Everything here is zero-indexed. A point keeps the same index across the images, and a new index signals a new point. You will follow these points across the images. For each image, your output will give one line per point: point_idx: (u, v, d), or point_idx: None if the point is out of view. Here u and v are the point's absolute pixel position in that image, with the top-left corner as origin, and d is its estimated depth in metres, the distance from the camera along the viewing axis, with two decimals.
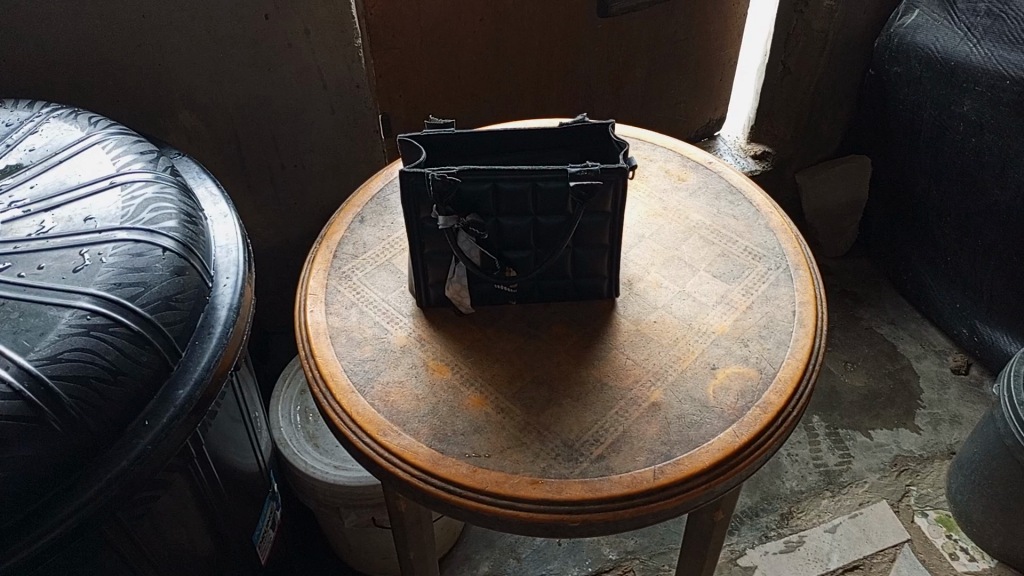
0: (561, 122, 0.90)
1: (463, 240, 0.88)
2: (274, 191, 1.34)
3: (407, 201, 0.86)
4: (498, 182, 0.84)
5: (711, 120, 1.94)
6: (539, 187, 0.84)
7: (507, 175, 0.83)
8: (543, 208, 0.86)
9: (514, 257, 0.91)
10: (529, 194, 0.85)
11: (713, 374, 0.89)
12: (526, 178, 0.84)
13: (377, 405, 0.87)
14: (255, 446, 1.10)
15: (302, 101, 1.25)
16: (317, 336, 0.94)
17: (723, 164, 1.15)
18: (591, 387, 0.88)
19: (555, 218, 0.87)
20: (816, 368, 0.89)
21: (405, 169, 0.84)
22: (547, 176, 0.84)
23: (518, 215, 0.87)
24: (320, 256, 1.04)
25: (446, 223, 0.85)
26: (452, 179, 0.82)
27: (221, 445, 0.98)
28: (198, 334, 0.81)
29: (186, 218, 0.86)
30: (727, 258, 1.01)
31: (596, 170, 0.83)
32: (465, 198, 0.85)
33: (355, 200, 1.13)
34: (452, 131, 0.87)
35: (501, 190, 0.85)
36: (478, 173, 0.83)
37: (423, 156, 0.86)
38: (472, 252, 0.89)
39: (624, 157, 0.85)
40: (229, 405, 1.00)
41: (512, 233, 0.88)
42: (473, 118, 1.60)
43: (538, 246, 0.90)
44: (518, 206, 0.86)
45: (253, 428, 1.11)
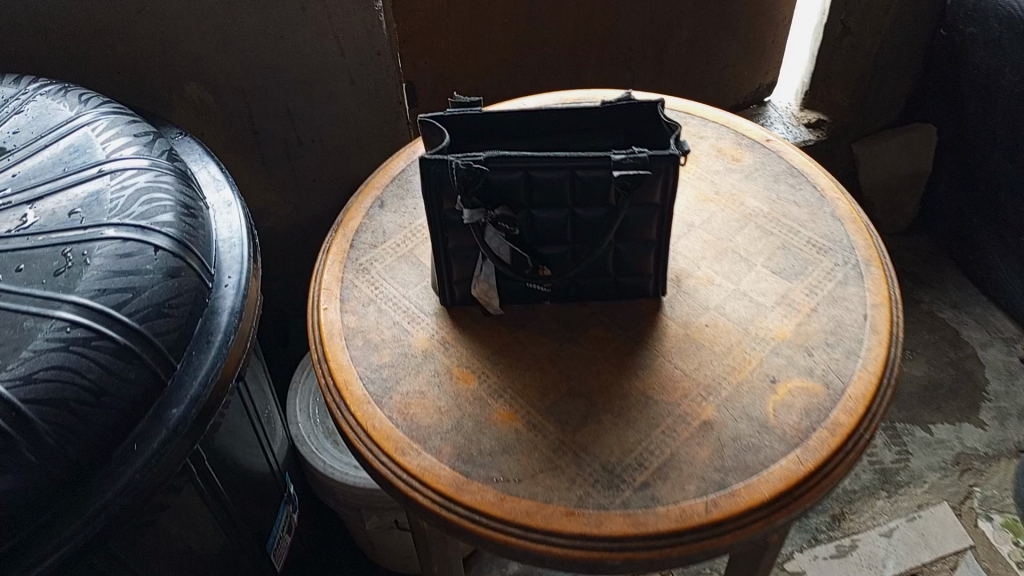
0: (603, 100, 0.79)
1: (492, 237, 0.78)
2: (290, 167, 1.25)
3: (427, 191, 0.76)
4: (531, 170, 0.74)
5: (760, 86, 1.79)
6: (578, 176, 0.74)
7: (541, 163, 0.73)
8: (583, 198, 0.76)
9: (549, 252, 0.81)
10: (567, 183, 0.74)
11: (773, 389, 0.79)
12: (564, 167, 0.73)
13: (395, 418, 0.78)
14: (267, 449, 1.03)
15: (318, 70, 1.15)
16: (331, 339, 0.85)
17: (782, 142, 1.03)
18: (634, 402, 0.78)
19: (596, 209, 0.77)
20: (890, 382, 0.78)
21: (425, 156, 0.74)
22: (587, 164, 0.73)
23: (554, 207, 0.77)
24: (335, 246, 0.95)
25: (472, 218, 0.75)
26: (479, 168, 0.72)
27: (228, 454, 0.90)
28: (195, 343, 0.72)
29: (184, 210, 0.77)
30: (788, 251, 0.90)
31: (643, 157, 0.71)
32: (495, 188, 0.75)
33: (375, 183, 1.03)
34: (478, 111, 0.77)
35: (535, 179, 0.74)
36: (509, 161, 0.73)
37: (445, 139, 0.76)
38: (501, 250, 0.79)
39: (675, 140, 0.73)
40: (236, 409, 0.93)
41: (547, 227, 0.78)
42: (504, 85, 1.48)
43: (576, 241, 0.80)
44: (554, 196, 0.76)
45: (265, 429, 1.03)
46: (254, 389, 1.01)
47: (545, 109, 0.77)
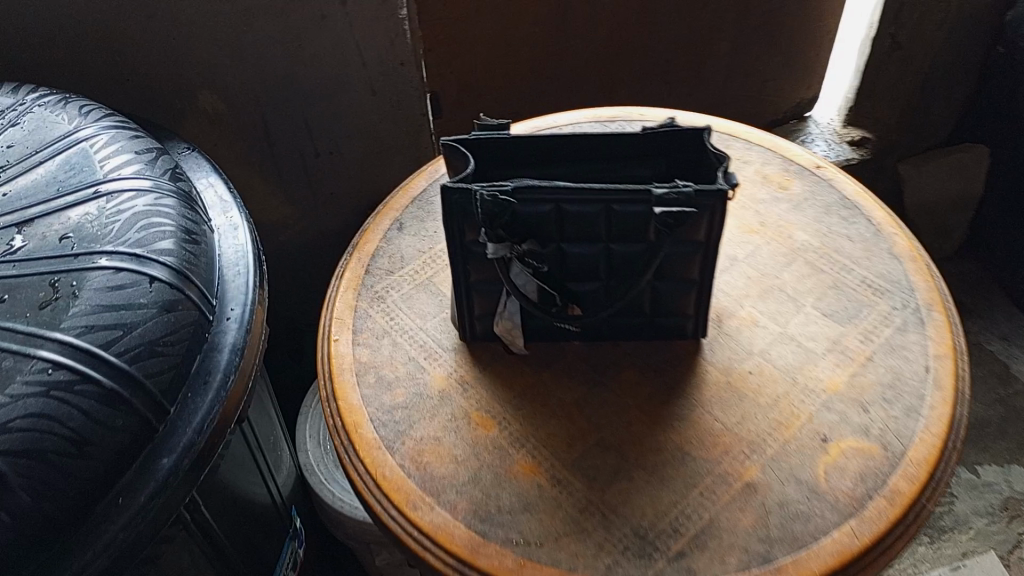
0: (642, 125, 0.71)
1: (517, 273, 0.71)
2: (307, 179, 1.18)
3: (448, 220, 0.70)
4: (562, 202, 0.67)
5: (802, 99, 1.70)
6: (614, 210, 0.66)
7: (574, 195, 0.66)
8: (619, 234, 0.68)
9: (579, 290, 0.73)
10: (602, 216, 0.67)
11: (824, 449, 0.71)
12: (598, 200, 0.66)
13: (407, 468, 0.72)
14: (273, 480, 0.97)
15: (337, 79, 1.09)
16: (342, 375, 0.79)
17: (834, 170, 0.95)
18: (669, 457, 0.71)
19: (632, 245, 0.69)
20: (955, 447, 0.71)
21: (449, 184, 0.67)
22: (625, 198, 0.65)
23: (587, 242, 0.69)
24: (349, 270, 0.88)
25: (495, 252, 0.68)
26: (505, 201, 0.66)
27: (230, 491, 0.84)
28: (192, 384, 0.66)
29: (184, 236, 0.70)
30: (840, 291, 0.82)
31: (687, 192, 0.64)
32: (521, 221, 0.68)
33: (394, 203, 0.96)
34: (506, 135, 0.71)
35: (566, 212, 0.67)
36: (538, 191, 0.66)
37: (470, 164, 0.70)
38: (528, 288, 0.72)
39: (723, 174, 0.66)
40: (241, 441, 0.86)
41: (578, 263, 0.71)
42: (534, 96, 1.42)
43: (610, 278, 0.72)
44: (587, 229, 0.68)
45: (273, 459, 0.97)
46: (262, 415, 0.95)
47: (576, 135, 0.71)
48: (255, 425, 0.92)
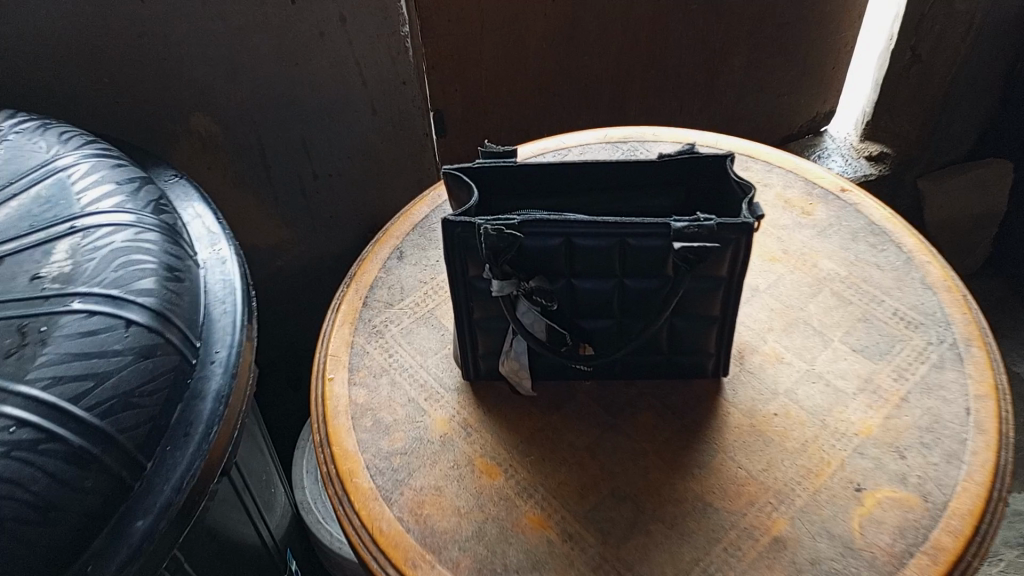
0: (658, 154, 0.68)
1: (525, 311, 0.66)
2: (305, 202, 1.13)
3: (449, 254, 0.65)
4: (572, 236, 0.63)
5: (818, 113, 1.65)
6: (628, 244, 0.62)
7: (585, 228, 0.62)
8: (634, 269, 0.64)
9: (591, 327, 0.69)
10: (615, 252, 0.63)
11: (858, 499, 0.65)
12: (612, 234, 0.62)
13: (406, 521, 0.66)
14: (269, 519, 0.91)
15: (337, 101, 1.04)
16: (337, 418, 0.74)
17: (860, 194, 0.90)
18: (690, 509, 0.66)
19: (646, 280, 0.65)
20: (1002, 494, 0.65)
21: (450, 218, 0.63)
22: (641, 231, 0.61)
23: (599, 277, 0.65)
24: (346, 303, 0.83)
25: (501, 290, 0.64)
26: (511, 236, 0.61)
27: (220, 533, 0.79)
28: (171, 436, 0.61)
29: (166, 274, 0.66)
30: (870, 324, 0.77)
31: (709, 226, 0.60)
32: (529, 254, 0.64)
33: (394, 230, 0.91)
34: (512, 162, 0.67)
35: (577, 247, 0.63)
36: (547, 225, 0.62)
37: (474, 194, 0.66)
38: (537, 327, 0.67)
39: (747, 206, 0.61)
40: (235, 478, 0.81)
41: (590, 300, 0.67)
42: (542, 113, 1.37)
43: (624, 315, 0.68)
44: (599, 264, 0.64)
45: (269, 497, 0.92)
46: (258, 451, 0.90)
47: (588, 164, 0.67)
48: (249, 461, 0.87)
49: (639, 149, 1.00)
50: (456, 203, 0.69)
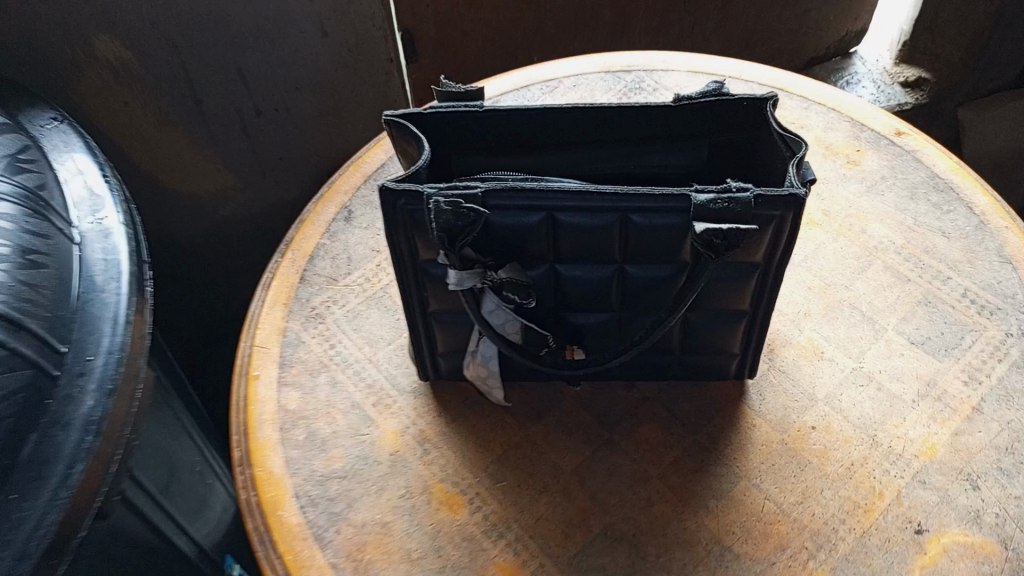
0: (676, 96, 0.55)
1: (493, 309, 0.52)
2: (249, 142, 0.94)
3: (391, 232, 0.49)
4: (556, 211, 0.47)
5: (848, 33, 1.44)
6: (631, 223, 0.47)
7: (573, 200, 0.47)
8: (639, 254, 0.49)
9: (583, 324, 0.54)
10: (614, 233, 0.48)
11: (919, 545, 0.50)
12: (611, 209, 0.47)
13: (343, 571, 0.52)
14: (205, 520, 0.77)
15: (279, 20, 0.84)
16: (261, 429, 0.58)
17: (918, 141, 0.73)
18: (703, 555, 0.51)
19: (655, 268, 0.50)
20: None
21: (389, 185, 0.47)
22: (651, 205, 0.46)
23: (593, 263, 0.50)
24: (279, 278, 0.67)
25: (460, 282, 0.48)
26: (471, 214, 0.45)
27: (142, 538, 0.63)
28: (19, 479, 0.46)
29: (16, 261, 0.50)
30: (933, 308, 0.62)
31: (744, 199, 0.45)
32: (498, 236, 0.48)
33: (341, 184, 0.74)
34: (482, 108, 0.53)
35: (562, 225, 0.48)
36: (522, 196, 0.47)
37: (426, 149, 0.50)
38: (509, 328, 0.53)
39: (793, 171, 0.47)
40: (154, 485, 0.66)
41: (580, 291, 0.52)
42: (530, 34, 1.17)
43: (623, 309, 0.53)
44: (593, 246, 0.49)
45: (201, 498, 0.77)
46: (184, 438, 0.76)
47: (592, 107, 0.54)
48: (172, 452, 0.73)
49: (645, 82, 0.83)
50: (406, 161, 0.55)
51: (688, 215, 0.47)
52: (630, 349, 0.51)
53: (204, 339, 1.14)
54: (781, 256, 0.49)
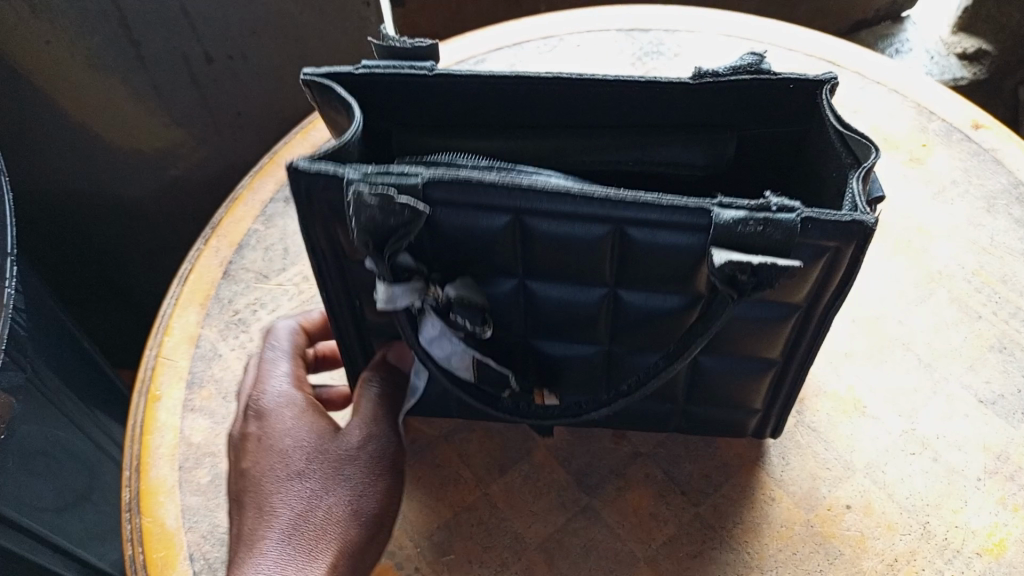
0: (696, 70, 0.42)
1: (434, 337, 0.39)
2: (200, 93, 0.81)
3: (307, 226, 0.37)
4: (525, 214, 0.35)
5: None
6: (628, 236, 0.34)
7: (548, 200, 0.34)
8: (637, 277, 0.37)
9: (559, 356, 0.42)
10: (604, 248, 0.35)
11: None
12: (601, 218, 0.34)
13: None
14: (87, 526, 0.66)
15: None
16: (157, 465, 0.47)
17: (996, 138, 0.60)
18: None
19: (658, 297, 0.37)
20: None
21: (299, 163, 0.34)
22: (655, 215, 0.34)
23: (574, 283, 0.38)
24: (199, 272, 0.55)
25: (394, 301, 0.36)
26: (406, 211, 0.33)
27: None
28: None
29: None
30: (1007, 359, 0.49)
31: (790, 220, 0.32)
32: (448, 240, 0.36)
33: (283, 156, 0.62)
34: (430, 74, 0.42)
35: (535, 234, 0.35)
36: (479, 191, 0.34)
37: (355, 116, 0.39)
38: (457, 362, 0.40)
39: (856, 184, 0.35)
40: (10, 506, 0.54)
41: (559, 316, 0.39)
42: None
43: (613, 344, 0.41)
44: (574, 264, 0.36)
45: (85, 502, 0.66)
46: (79, 441, 0.65)
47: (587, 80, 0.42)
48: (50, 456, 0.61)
49: (664, 45, 0.69)
50: (338, 133, 0.44)
51: (704, 232, 0.34)
52: (616, 399, 0.38)
53: (148, 309, 1.01)
54: (830, 298, 0.36)
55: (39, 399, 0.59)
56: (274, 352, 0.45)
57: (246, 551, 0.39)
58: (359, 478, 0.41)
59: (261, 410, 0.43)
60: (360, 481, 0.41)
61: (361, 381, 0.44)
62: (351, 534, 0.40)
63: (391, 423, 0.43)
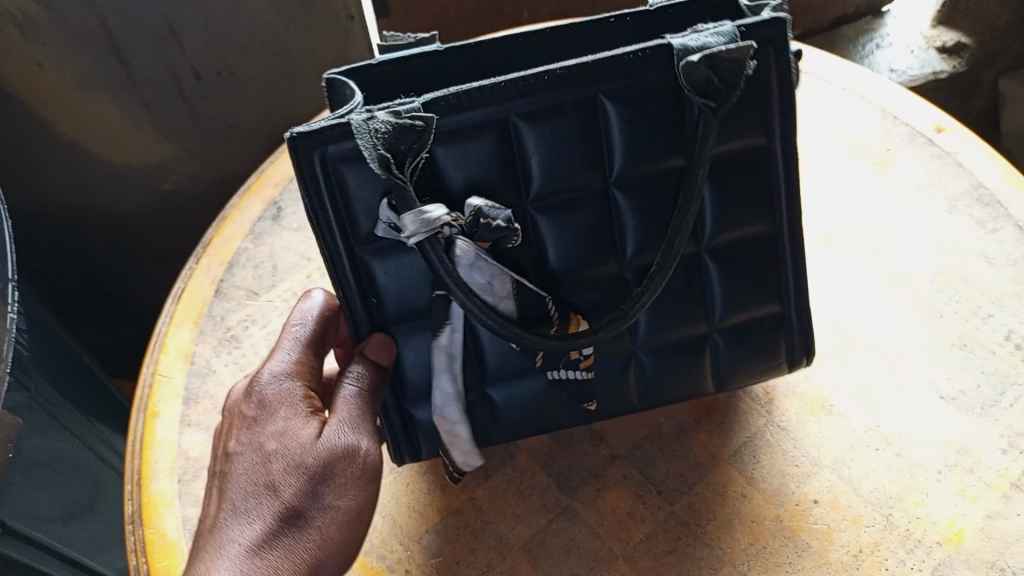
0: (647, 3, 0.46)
1: (472, 267, 0.38)
2: (190, 108, 0.82)
3: (313, 209, 0.39)
4: (513, 115, 0.39)
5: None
6: (607, 107, 0.39)
7: (528, 81, 0.38)
8: (631, 167, 0.41)
9: (580, 306, 0.44)
10: (590, 127, 0.40)
11: None
12: (576, 93, 0.39)
13: None
14: (94, 542, 0.68)
15: None
16: (158, 479, 0.49)
17: (960, 139, 0.62)
18: None
19: (652, 193, 0.42)
20: None
21: (299, 132, 0.37)
22: (620, 73, 0.39)
23: (577, 197, 0.41)
24: (192, 291, 0.58)
25: (422, 221, 0.36)
26: (417, 123, 0.36)
27: None
28: None
29: None
30: (971, 355, 0.51)
31: (728, 33, 0.40)
32: (466, 175, 0.39)
33: (270, 173, 0.65)
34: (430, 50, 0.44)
35: (525, 134, 0.39)
36: (467, 107, 0.38)
37: (357, 96, 0.40)
38: (500, 291, 0.39)
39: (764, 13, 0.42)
40: (18, 522, 0.57)
41: (574, 239, 0.42)
42: None
43: (627, 270, 0.43)
44: (573, 156, 0.40)
45: (93, 520, 0.68)
46: (82, 457, 0.68)
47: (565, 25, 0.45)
48: (54, 475, 0.63)
49: None
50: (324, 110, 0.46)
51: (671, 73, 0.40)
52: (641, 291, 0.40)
53: (144, 322, 1.03)
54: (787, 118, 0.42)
55: (44, 417, 0.61)
56: (293, 335, 0.45)
57: (212, 546, 0.38)
58: (332, 489, 0.41)
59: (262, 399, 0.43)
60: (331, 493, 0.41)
61: (344, 375, 0.42)
62: (315, 552, 0.39)
63: (372, 427, 0.43)
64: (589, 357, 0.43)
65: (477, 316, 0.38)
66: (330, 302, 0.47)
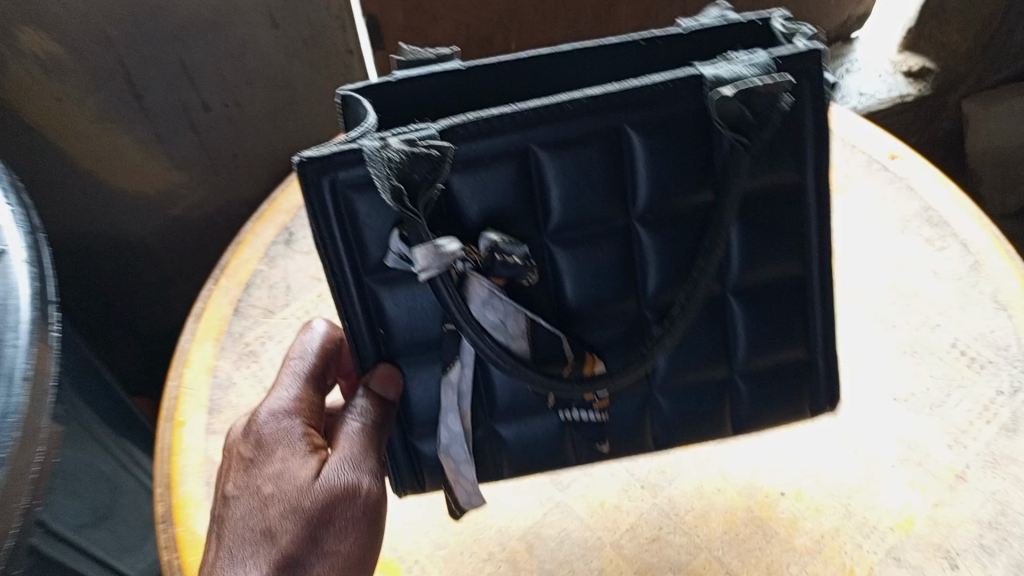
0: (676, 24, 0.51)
1: (484, 301, 0.44)
2: (199, 138, 0.88)
3: (320, 243, 0.44)
4: (535, 143, 0.43)
5: None
6: (629, 134, 0.44)
7: (557, 112, 0.43)
8: (657, 202, 0.46)
9: (594, 339, 0.49)
10: (614, 155, 0.44)
11: None
12: (602, 121, 0.43)
13: None
14: (120, 543, 0.73)
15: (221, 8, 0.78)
16: (186, 482, 0.54)
17: (919, 168, 0.69)
18: None
19: (672, 223, 0.46)
20: None
21: (307, 153, 0.42)
22: (648, 104, 0.43)
23: (602, 228, 0.46)
24: (211, 310, 0.63)
25: (434, 261, 0.39)
26: (432, 151, 0.40)
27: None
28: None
29: None
30: (930, 363, 0.57)
31: (763, 64, 0.43)
32: (486, 205, 0.44)
33: (282, 201, 0.70)
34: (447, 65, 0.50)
35: (545, 162, 0.44)
36: (499, 132, 0.43)
37: (369, 116, 0.45)
38: (513, 327, 0.44)
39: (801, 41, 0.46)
40: (56, 524, 0.61)
41: (596, 268, 0.47)
42: None
43: (644, 301, 0.48)
44: (600, 182, 0.45)
45: (119, 523, 0.73)
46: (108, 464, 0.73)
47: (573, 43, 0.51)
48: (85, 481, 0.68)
49: None
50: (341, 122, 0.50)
51: (700, 99, 0.44)
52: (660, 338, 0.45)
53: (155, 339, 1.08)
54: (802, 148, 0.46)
55: (75, 428, 0.66)
56: (293, 370, 0.50)
57: None
58: (327, 526, 0.44)
59: (259, 439, 0.47)
60: (326, 525, 0.44)
61: (349, 411, 0.47)
62: None
63: (373, 462, 0.47)
64: (602, 400, 0.48)
65: (489, 353, 0.43)
66: (329, 335, 0.52)
